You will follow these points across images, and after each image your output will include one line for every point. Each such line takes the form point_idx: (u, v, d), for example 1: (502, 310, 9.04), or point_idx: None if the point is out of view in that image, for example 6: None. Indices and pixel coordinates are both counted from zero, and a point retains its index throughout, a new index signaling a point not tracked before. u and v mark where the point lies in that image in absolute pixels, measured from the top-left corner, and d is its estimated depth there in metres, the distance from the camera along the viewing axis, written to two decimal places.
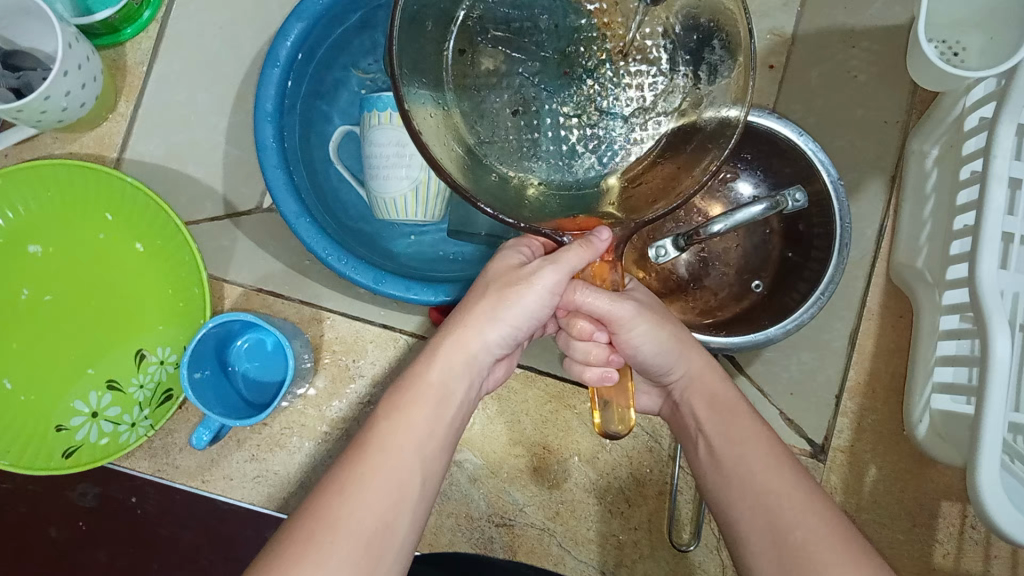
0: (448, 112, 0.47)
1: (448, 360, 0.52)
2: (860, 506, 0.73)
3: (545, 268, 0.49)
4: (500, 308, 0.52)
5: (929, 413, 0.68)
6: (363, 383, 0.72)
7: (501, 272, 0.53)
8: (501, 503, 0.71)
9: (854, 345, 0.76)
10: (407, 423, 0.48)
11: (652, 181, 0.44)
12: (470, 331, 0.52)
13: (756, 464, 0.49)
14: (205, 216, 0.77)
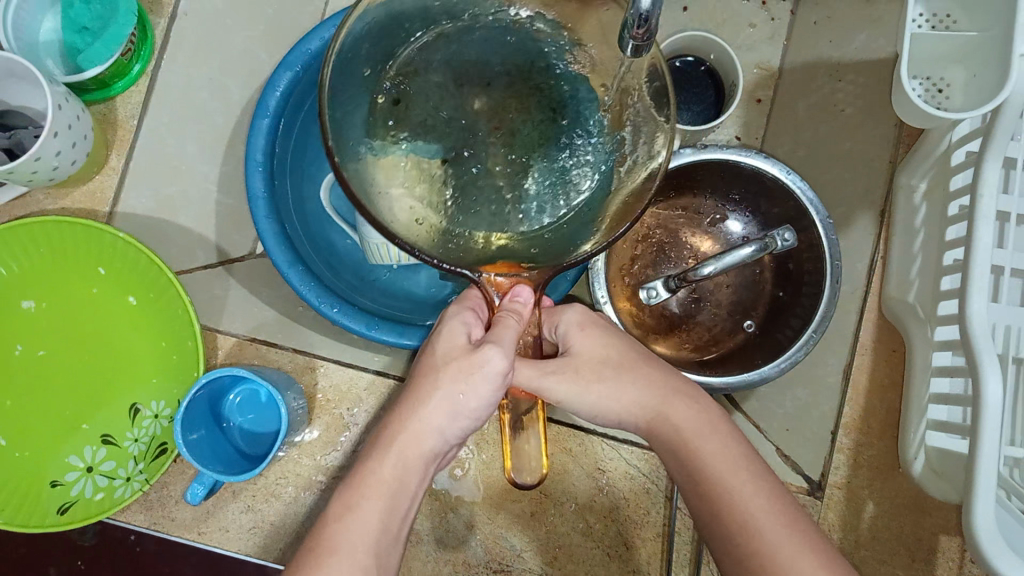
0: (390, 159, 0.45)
1: (401, 452, 0.49)
2: (858, 543, 0.73)
3: (490, 353, 0.46)
4: (454, 401, 0.48)
5: (924, 450, 0.68)
6: (357, 431, 0.72)
7: (447, 350, 0.49)
8: (498, 549, 0.70)
9: (848, 381, 0.76)
10: (360, 523, 0.47)
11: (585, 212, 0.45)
12: (422, 418, 0.49)
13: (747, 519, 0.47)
14: (198, 265, 0.77)
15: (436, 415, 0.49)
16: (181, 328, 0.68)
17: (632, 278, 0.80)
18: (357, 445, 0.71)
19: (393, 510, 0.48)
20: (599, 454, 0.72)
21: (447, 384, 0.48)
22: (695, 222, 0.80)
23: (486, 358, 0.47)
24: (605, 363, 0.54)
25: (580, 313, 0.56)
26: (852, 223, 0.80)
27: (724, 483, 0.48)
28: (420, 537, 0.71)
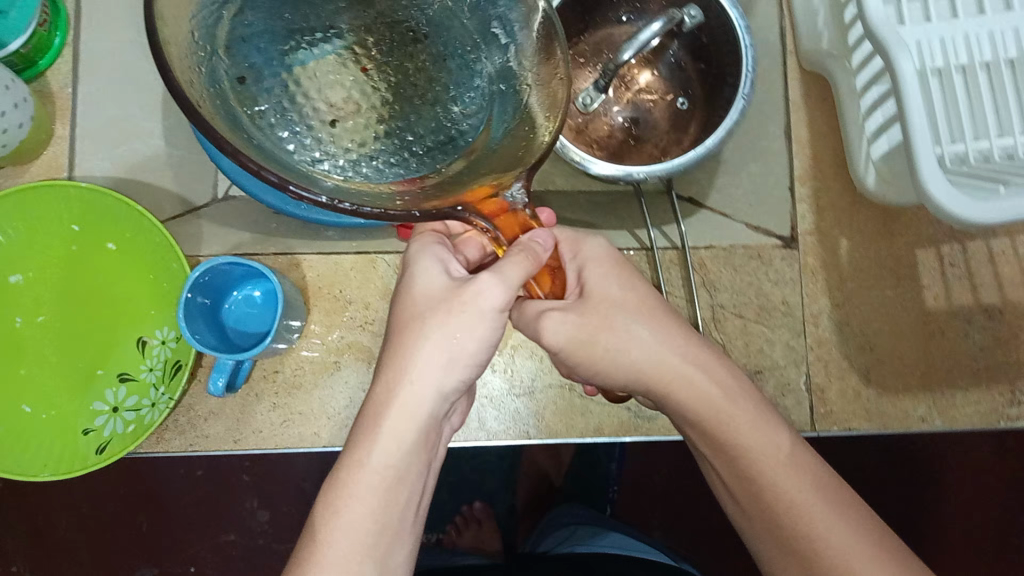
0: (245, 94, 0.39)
1: (392, 430, 0.49)
2: (844, 277, 0.77)
3: (485, 279, 0.48)
4: (448, 354, 0.49)
5: (872, 165, 0.73)
6: (356, 309, 0.74)
7: (424, 299, 0.51)
8: (516, 376, 0.74)
9: (790, 138, 0.80)
10: (355, 512, 0.48)
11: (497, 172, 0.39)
12: (406, 385, 0.49)
13: (773, 482, 0.50)
14: (167, 216, 0.81)
15: (422, 372, 0.49)
16: (164, 253, 0.70)
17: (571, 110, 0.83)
18: (359, 321, 0.74)
19: (391, 501, 0.49)
20: None
21: (429, 336, 0.49)
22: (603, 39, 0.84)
23: (484, 297, 0.48)
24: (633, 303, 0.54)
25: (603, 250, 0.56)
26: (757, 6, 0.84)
27: (745, 444, 0.51)
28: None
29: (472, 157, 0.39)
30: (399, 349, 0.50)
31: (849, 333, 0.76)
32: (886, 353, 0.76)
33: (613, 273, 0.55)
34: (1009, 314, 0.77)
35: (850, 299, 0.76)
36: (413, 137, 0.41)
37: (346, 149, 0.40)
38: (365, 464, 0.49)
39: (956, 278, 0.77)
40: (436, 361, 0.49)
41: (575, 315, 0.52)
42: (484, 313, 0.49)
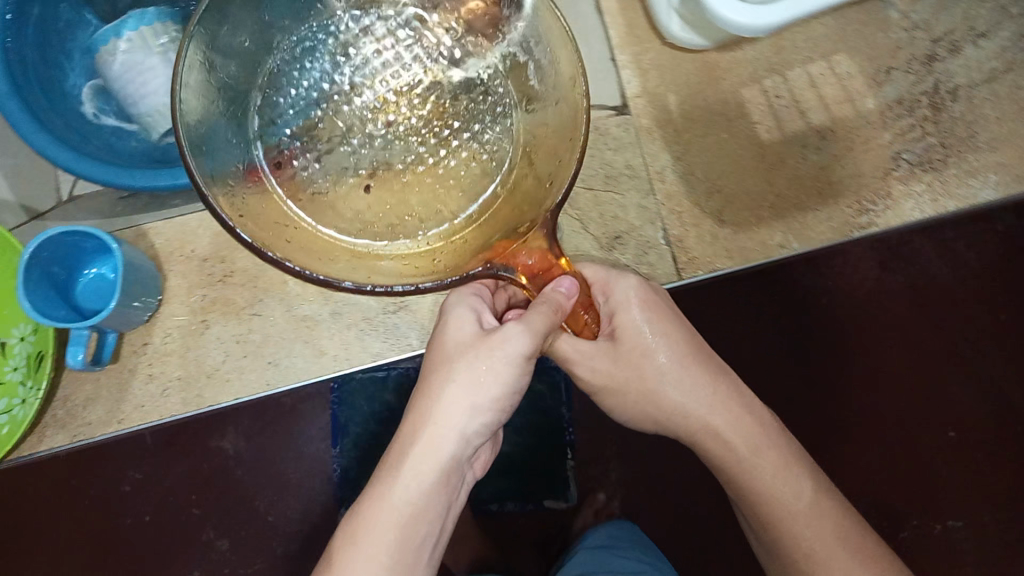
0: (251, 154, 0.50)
1: (416, 469, 0.52)
2: (679, 131, 0.79)
3: (512, 328, 0.52)
4: (473, 392, 0.53)
5: (673, 10, 0.76)
6: (214, 265, 0.74)
7: (455, 348, 0.54)
8: None
9: (601, 12, 0.81)
10: (371, 544, 0.51)
11: (523, 186, 0.49)
12: (432, 429, 0.53)
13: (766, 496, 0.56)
14: (11, 227, 0.79)
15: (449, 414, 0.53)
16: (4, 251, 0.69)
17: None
18: (219, 275, 0.74)
19: (406, 537, 0.51)
20: None
21: (454, 379, 0.53)
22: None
23: (510, 346, 0.52)
24: (681, 362, 0.59)
25: (634, 291, 0.59)
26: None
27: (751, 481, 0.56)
28: (312, 323, 0.74)
29: (508, 187, 0.49)
30: (431, 391, 0.53)
31: (694, 181, 0.79)
32: (734, 193, 0.79)
33: (645, 318, 0.58)
34: (839, 130, 0.80)
35: (689, 149, 0.79)
36: (456, 154, 0.52)
37: (358, 142, 0.54)
38: (385, 497, 0.52)
39: (784, 108, 0.80)
40: (463, 395, 0.53)
41: (590, 361, 0.58)
42: (512, 363, 0.53)
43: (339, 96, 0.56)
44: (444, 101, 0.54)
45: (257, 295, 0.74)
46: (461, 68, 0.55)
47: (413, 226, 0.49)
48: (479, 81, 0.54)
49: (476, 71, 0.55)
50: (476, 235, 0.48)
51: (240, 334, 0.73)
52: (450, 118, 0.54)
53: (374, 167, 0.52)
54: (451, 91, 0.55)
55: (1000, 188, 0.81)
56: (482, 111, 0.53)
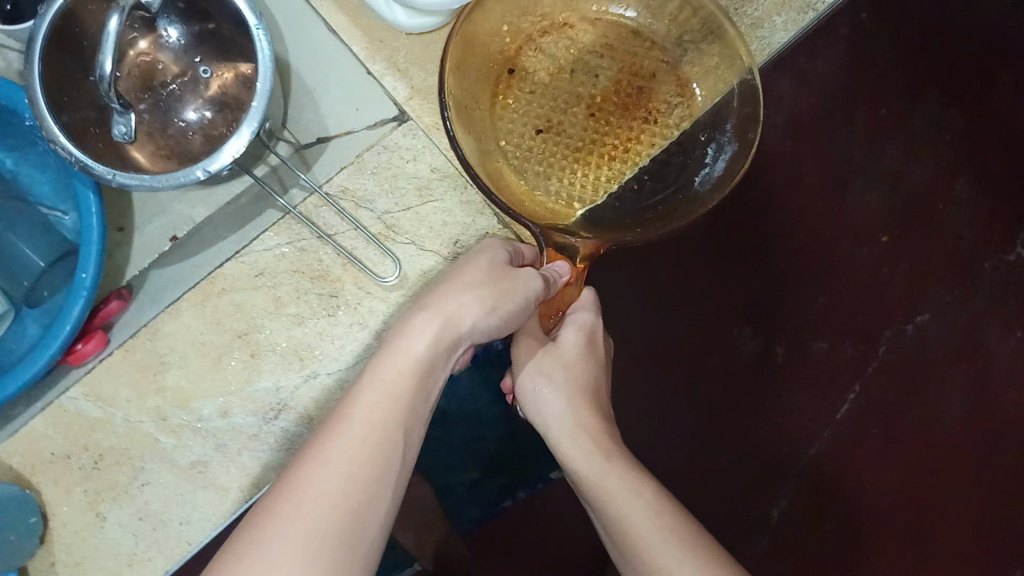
0: (489, 111, 0.79)
1: (424, 336, 0.65)
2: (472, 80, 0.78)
3: (534, 278, 0.69)
4: (499, 298, 0.68)
5: None
6: (80, 456, 0.71)
7: (491, 265, 0.70)
8: (258, 403, 0.71)
9: (333, 32, 0.77)
10: (386, 383, 0.62)
11: (610, 221, 0.74)
12: (435, 312, 0.66)
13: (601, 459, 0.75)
14: None
15: (456, 307, 0.67)
16: None
17: (165, 139, 0.77)
18: (90, 464, 0.71)
19: (414, 392, 0.63)
20: (245, 265, 0.71)
21: (452, 281, 0.68)
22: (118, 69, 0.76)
23: (523, 280, 0.68)
24: (587, 395, 0.79)
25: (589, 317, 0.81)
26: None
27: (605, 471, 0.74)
28: (203, 464, 0.71)
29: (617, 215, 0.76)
30: (438, 292, 0.68)
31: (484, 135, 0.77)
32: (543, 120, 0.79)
33: (577, 339, 0.80)
34: None
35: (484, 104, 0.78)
36: (584, 198, 0.77)
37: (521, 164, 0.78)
38: (400, 363, 0.64)
39: None
40: (468, 295, 0.67)
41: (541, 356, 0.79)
42: (524, 295, 0.68)
43: (518, 112, 0.80)
44: (632, 160, 0.79)
45: (136, 466, 0.71)
46: (630, 164, 0.79)
47: (500, 116, 0.79)
48: (644, 193, 0.77)
49: (643, 163, 0.79)
50: (542, 158, 0.78)
51: (140, 509, 0.71)
52: (607, 195, 0.78)
53: (544, 177, 0.78)
54: (632, 183, 0.78)
55: (789, 28, 0.79)
56: (626, 182, 0.78)
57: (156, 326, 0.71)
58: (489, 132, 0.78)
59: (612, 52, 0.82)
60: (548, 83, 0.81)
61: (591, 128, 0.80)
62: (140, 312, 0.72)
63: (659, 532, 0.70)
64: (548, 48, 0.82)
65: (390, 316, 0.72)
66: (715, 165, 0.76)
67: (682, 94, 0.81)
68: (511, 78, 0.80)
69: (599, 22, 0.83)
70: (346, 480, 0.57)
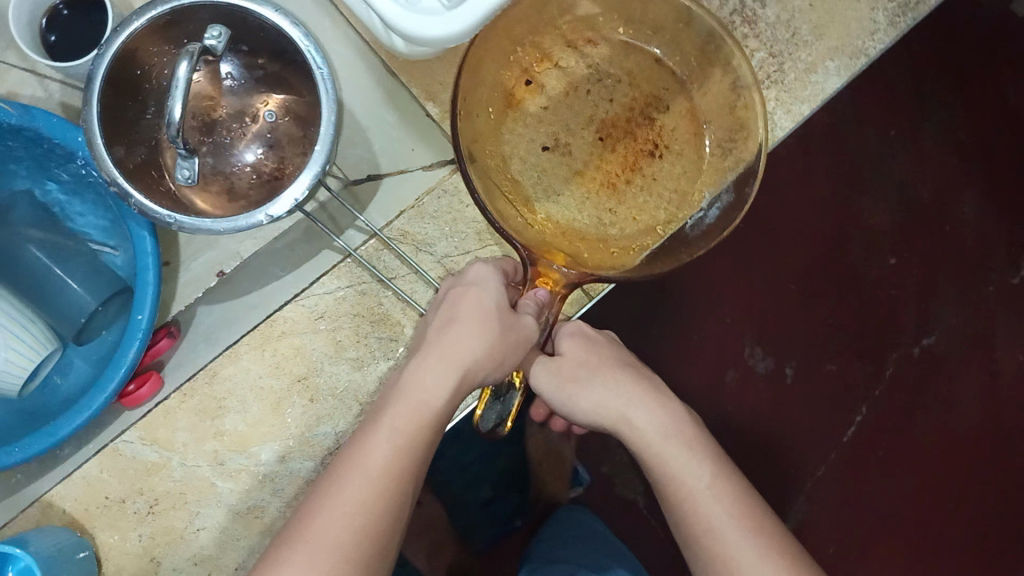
0: (503, 124, 0.76)
1: (434, 378, 0.60)
2: (495, 94, 0.75)
3: (528, 315, 0.64)
4: (504, 338, 0.62)
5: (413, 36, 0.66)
6: (134, 499, 0.71)
7: (498, 300, 0.65)
8: (316, 447, 0.73)
9: (391, 72, 0.76)
10: (397, 426, 0.58)
11: (595, 255, 0.72)
12: (450, 357, 0.61)
13: (660, 441, 0.65)
14: None
15: (471, 351, 0.62)
16: None
17: (212, 180, 0.77)
18: (145, 507, 0.71)
19: (426, 440, 0.59)
20: (305, 310, 0.74)
21: (461, 320, 0.63)
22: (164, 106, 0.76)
23: (524, 327, 0.63)
24: (627, 377, 0.69)
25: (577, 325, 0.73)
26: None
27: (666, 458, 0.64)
28: (265, 512, 0.72)
29: (597, 245, 0.74)
30: (448, 331, 0.63)
31: (509, 148, 0.76)
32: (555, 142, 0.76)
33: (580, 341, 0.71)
34: (665, 94, 0.77)
35: (505, 117, 0.76)
36: (575, 223, 0.75)
37: (523, 181, 0.75)
38: (415, 411, 0.59)
39: (604, 86, 0.77)
40: (480, 341, 0.62)
41: (552, 365, 0.69)
42: (525, 340, 0.63)
43: (528, 133, 0.76)
44: (631, 189, 0.76)
45: (192, 510, 0.71)
46: (632, 191, 0.76)
47: (511, 131, 0.76)
48: (637, 227, 0.75)
49: (642, 194, 0.76)
50: (544, 179, 0.76)
51: (195, 553, 0.71)
52: (597, 223, 0.75)
53: (539, 197, 0.75)
54: (627, 214, 0.76)
55: (843, 74, 0.79)
56: (620, 212, 0.76)
57: (216, 369, 0.73)
58: (494, 147, 0.75)
59: (632, 78, 0.77)
60: (561, 101, 0.77)
61: (598, 154, 0.76)
62: (199, 357, 0.74)
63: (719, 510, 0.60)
64: (571, 64, 0.77)
65: None
66: (709, 213, 0.73)
67: (693, 135, 0.77)
68: (529, 96, 0.77)
69: (631, 44, 0.78)
70: (356, 535, 0.53)
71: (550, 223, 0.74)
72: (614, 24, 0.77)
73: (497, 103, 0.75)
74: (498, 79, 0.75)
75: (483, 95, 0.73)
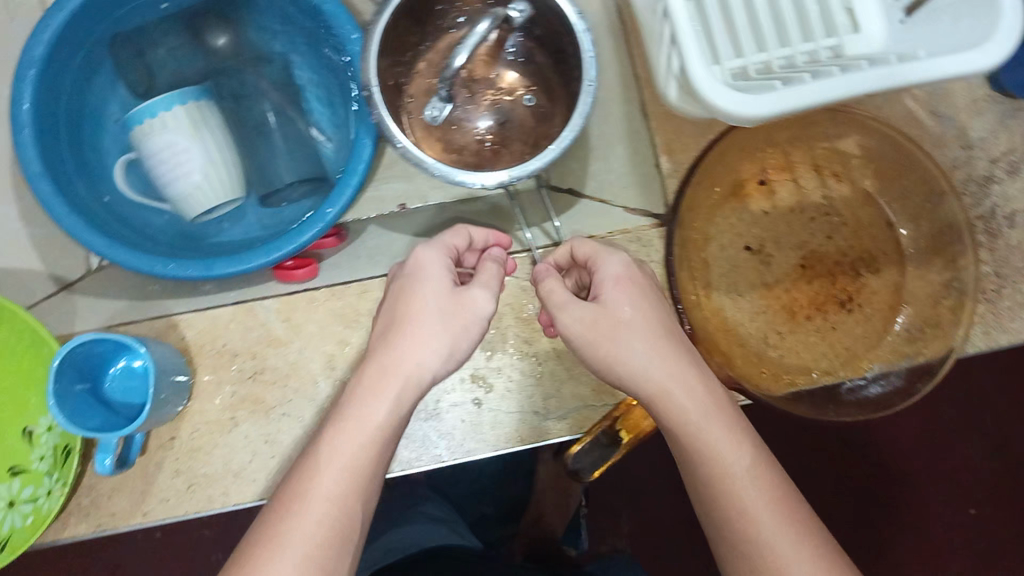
0: (719, 209, 0.77)
1: (391, 390, 0.58)
2: (726, 181, 0.77)
3: (478, 289, 0.62)
4: (463, 329, 0.61)
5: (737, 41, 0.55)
6: (244, 360, 0.75)
7: (449, 296, 0.62)
8: (419, 399, 0.75)
9: (646, 115, 0.79)
10: (341, 444, 0.55)
11: (746, 366, 0.75)
12: (397, 369, 0.58)
13: (722, 451, 0.55)
14: (41, 297, 0.80)
15: (421, 356, 0.59)
16: (28, 336, 0.70)
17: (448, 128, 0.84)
18: (249, 371, 0.74)
19: (380, 451, 0.56)
20: None
21: (422, 319, 0.60)
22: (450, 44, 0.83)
23: (481, 306, 0.62)
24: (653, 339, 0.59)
25: (617, 266, 0.62)
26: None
27: (721, 473, 0.54)
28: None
29: (752, 360, 0.75)
30: (405, 325, 0.60)
31: (716, 232, 0.77)
32: (759, 248, 0.77)
33: (627, 292, 0.61)
34: (880, 257, 0.77)
35: (726, 204, 0.77)
36: (741, 328, 0.76)
37: (715, 269, 0.77)
38: (367, 422, 0.56)
39: (828, 221, 0.77)
40: (435, 347, 0.60)
41: (584, 306, 0.60)
42: (480, 320, 0.62)
43: (738, 227, 0.77)
44: (808, 324, 0.76)
45: (286, 395, 0.74)
46: (807, 327, 0.76)
47: (724, 219, 0.77)
48: (798, 362, 0.76)
49: (816, 334, 0.76)
50: (733, 275, 0.77)
51: (268, 433, 0.73)
52: (762, 339, 0.76)
53: (721, 289, 0.77)
54: (793, 345, 0.76)
55: None
56: (788, 340, 0.76)
57: (369, 287, 0.76)
58: (702, 226, 0.77)
59: (856, 227, 0.77)
60: (782, 214, 0.77)
61: (792, 278, 0.77)
62: (357, 270, 0.78)
63: (766, 512, 0.53)
64: (806, 186, 0.78)
65: (566, 389, 0.76)
66: (867, 385, 0.75)
67: (888, 307, 0.77)
68: (756, 196, 0.78)
69: (870, 195, 0.78)
70: (327, 538, 0.52)
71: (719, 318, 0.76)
72: (863, 172, 0.78)
73: (723, 189, 0.78)
74: (736, 170, 0.78)
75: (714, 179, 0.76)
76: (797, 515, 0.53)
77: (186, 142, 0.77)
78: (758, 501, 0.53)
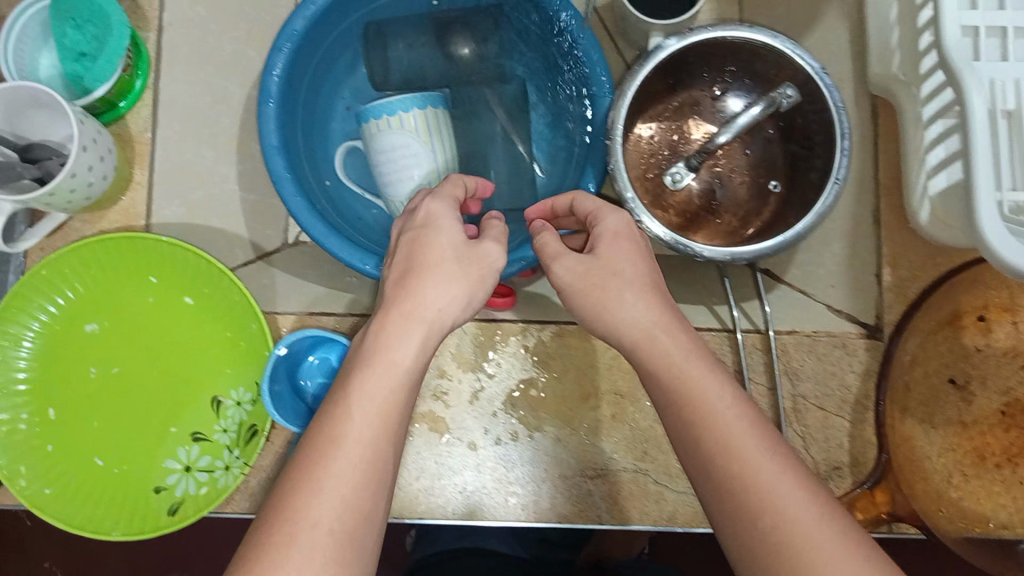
0: (932, 337, 0.76)
1: (392, 334, 0.50)
2: (949, 310, 0.75)
3: (485, 243, 0.55)
4: (472, 279, 0.53)
5: (928, 201, 0.69)
6: (431, 377, 0.74)
7: (454, 250, 0.53)
8: (589, 455, 0.73)
9: (879, 223, 0.77)
10: (365, 399, 0.47)
11: (931, 502, 0.73)
12: (417, 313, 0.51)
13: (774, 475, 0.45)
14: (239, 262, 0.80)
15: (442, 301, 0.52)
16: (239, 311, 0.70)
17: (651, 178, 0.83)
18: (433, 389, 0.74)
19: (398, 413, 0.48)
20: None
21: (425, 249, 0.53)
22: (696, 105, 0.83)
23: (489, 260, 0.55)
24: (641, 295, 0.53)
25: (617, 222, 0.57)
26: (838, 57, 0.81)
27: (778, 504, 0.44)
28: (536, 499, 0.72)
29: (934, 496, 0.74)
30: (421, 261, 0.53)
31: (922, 359, 0.76)
32: (963, 384, 0.75)
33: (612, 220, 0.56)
34: None
35: (940, 333, 0.76)
36: (926, 459, 0.75)
37: (913, 394, 0.76)
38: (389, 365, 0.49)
39: None
40: (453, 294, 0.52)
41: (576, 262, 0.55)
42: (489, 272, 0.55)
43: (947, 359, 0.76)
44: (999, 472, 0.74)
45: (464, 422, 0.73)
46: (996, 476, 0.74)
47: (934, 347, 0.76)
48: (979, 508, 0.74)
49: (1004, 486, 0.74)
50: (930, 406, 0.76)
51: (440, 455, 0.73)
52: (947, 476, 0.75)
53: (914, 416, 0.76)
54: (977, 490, 0.74)
55: None
56: (973, 485, 0.74)
57: (566, 332, 0.74)
58: (912, 349, 0.75)
59: None
60: (995, 355, 0.76)
61: (991, 422, 0.75)
62: (553, 312, 0.75)
63: (787, 477, 0.45)
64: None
65: None
66: None
67: None
68: (971, 333, 0.76)
69: None
70: (371, 463, 0.45)
71: (907, 444, 0.75)
72: None
73: (942, 316, 0.76)
74: (961, 301, 0.76)
75: (940, 307, 0.75)
76: (846, 523, 0.44)
77: (418, 145, 0.77)
78: (790, 491, 0.45)
